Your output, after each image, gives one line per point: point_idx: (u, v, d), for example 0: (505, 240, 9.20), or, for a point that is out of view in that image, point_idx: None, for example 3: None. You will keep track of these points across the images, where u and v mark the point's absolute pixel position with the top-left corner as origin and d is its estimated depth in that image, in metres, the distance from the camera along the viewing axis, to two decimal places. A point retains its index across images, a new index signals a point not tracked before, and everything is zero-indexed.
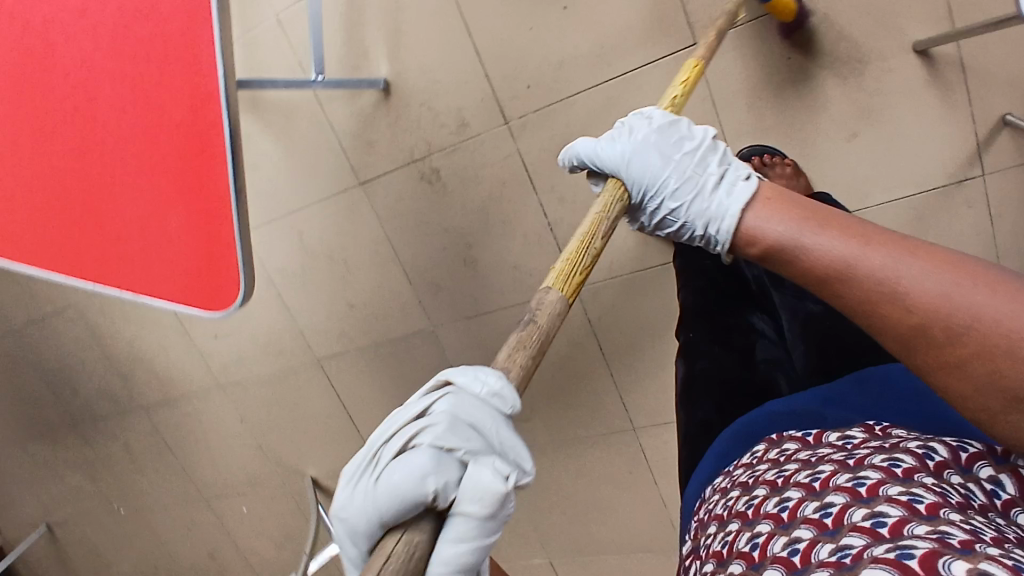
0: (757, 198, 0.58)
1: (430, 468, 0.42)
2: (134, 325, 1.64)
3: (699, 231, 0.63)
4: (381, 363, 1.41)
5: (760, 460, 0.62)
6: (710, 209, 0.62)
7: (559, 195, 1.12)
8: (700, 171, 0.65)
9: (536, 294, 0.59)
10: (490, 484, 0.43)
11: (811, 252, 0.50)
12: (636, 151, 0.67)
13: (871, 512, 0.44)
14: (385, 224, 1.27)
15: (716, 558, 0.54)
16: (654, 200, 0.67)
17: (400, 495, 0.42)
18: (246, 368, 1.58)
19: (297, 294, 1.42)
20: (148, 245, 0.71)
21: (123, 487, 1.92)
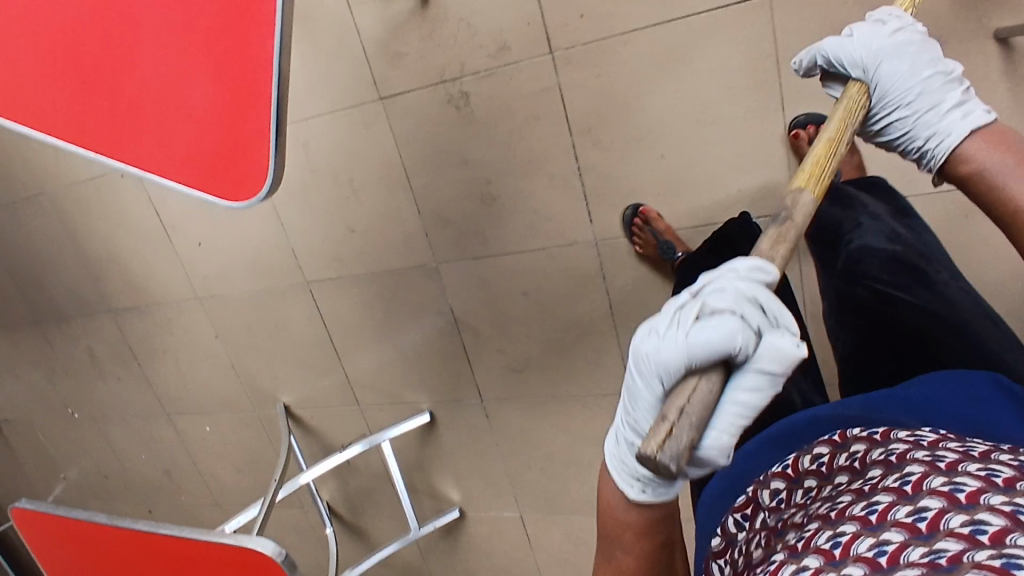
0: (984, 131, 0.68)
1: (738, 328, 0.48)
2: (111, 223, 1.52)
3: (921, 143, 0.71)
4: (377, 294, 1.35)
5: (833, 466, 0.66)
6: (941, 124, 0.70)
7: (595, 138, 1.06)
8: (941, 93, 0.71)
9: (789, 194, 0.59)
10: (790, 351, 0.49)
11: (1018, 190, 0.61)
12: (888, 54, 0.72)
13: (970, 519, 0.47)
14: (400, 147, 1.18)
15: (790, 550, 0.57)
16: (885, 105, 0.73)
17: (713, 343, 0.48)
18: (227, 284, 1.48)
19: (292, 211, 1.33)
20: (171, 124, 0.63)
21: (82, 392, 1.83)
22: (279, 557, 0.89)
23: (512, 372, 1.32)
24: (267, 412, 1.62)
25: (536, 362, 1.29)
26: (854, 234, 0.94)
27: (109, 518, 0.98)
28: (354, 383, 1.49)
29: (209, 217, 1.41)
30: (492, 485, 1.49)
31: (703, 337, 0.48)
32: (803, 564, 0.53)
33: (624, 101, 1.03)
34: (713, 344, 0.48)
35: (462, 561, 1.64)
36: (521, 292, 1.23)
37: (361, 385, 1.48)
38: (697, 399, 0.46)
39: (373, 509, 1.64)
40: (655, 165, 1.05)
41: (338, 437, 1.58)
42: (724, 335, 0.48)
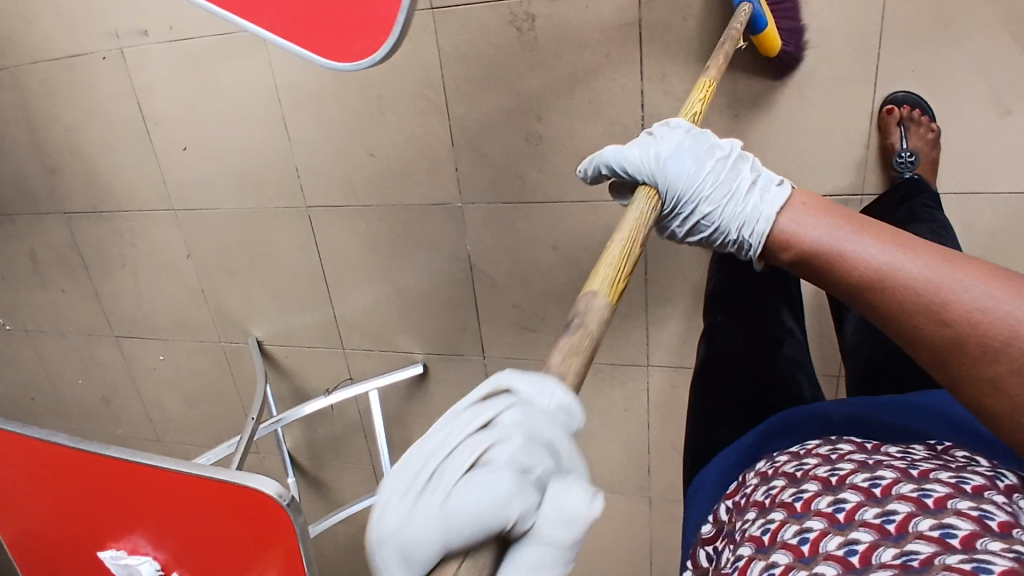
0: (795, 204, 0.62)
1: (513, 490, 0.36)
2: (79, 111, 1.32)
3: (734, 233, 0.66)
4: (386, 229, 1.23)
5: (808, 454, 0.68)
6: (746, 211, 0.65)
7: (666, 87, 0.98)
8: (733, 177, 0.68)
9: (581, 298, 0.52)
10: (580, 508, 0.38)
11: (854, 256, 0.54)
12: (667, 154, 0.68)
13: (938, 523, 0.50)
14: (444, 66, 1.06)
15: (756, 543, 0.59)
16: (687, 205, 0.68)
17: (481, 517, 0.35)
18: (209, 198, 1.32)
19: (302, 123, 1.18)
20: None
21: (21, 299, 1.63)
22: (284, 499, 0.80)
23: (522, 331, 1.24)
24: (234, 344, 1.47)
25: (551, 322, 1.22)
26: None
27: (72, 441, 0.91)
28: (341, 323, 1.37)
29: (199, 120, 1.24)
30: None
31: (468, 508, 0.35)
32: (772, 560, 0.56)
33: (706, 50, 0.94)
34: (479, 522, 0.35)
35: None
36: (550, 244, 1.15)
37: (349, 326, 1.36)
38: None
39: (337, 460, 1.53)
40: None
41: (313, 379, 1.46)
42: (497, 498, 0.36)
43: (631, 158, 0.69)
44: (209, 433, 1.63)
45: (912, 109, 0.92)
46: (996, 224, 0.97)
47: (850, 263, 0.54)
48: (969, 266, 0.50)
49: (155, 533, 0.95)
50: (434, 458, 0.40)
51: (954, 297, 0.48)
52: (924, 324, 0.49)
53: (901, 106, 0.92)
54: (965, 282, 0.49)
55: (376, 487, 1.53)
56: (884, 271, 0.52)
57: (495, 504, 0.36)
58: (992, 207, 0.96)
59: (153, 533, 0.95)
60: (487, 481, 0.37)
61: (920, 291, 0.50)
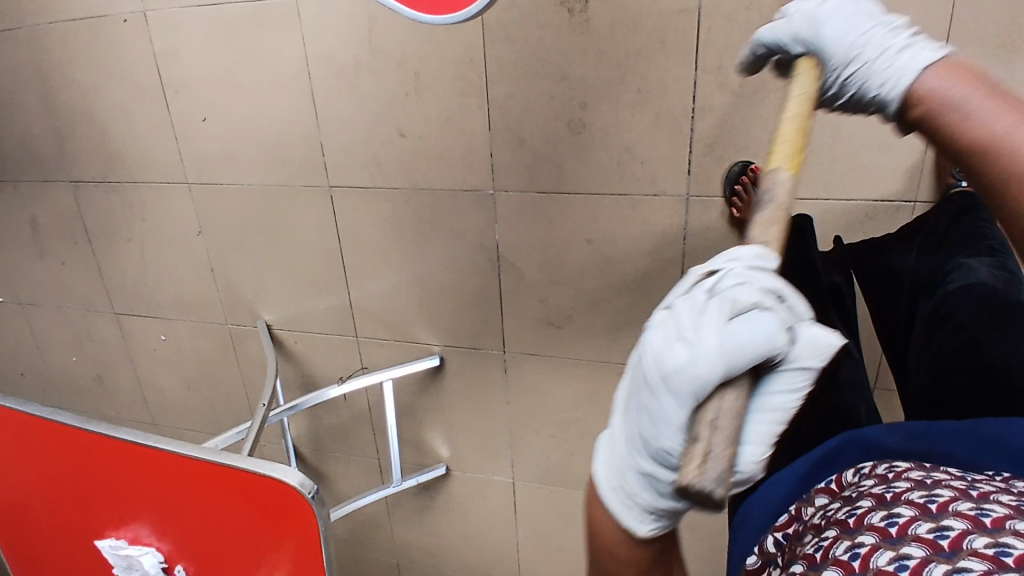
0: (939, 66, 0.57)
1: (771, 328, 0.42)
2: (95, 73, 1.26)
3: (874, 92, 0.61)
4: (413, 214, 1.18)
5: (864, 475, 0.61)
6: (896, 64, 0.59)
7: (721, 78, 0.94)
8: (890, 36, 0.62)
9: (765, 174, 0.55)
10: (829, 339, 0.44)
11: (972, 121, 0.51)
12: (824, 18, 0.65)
13: (994, 541, 0.43)
14: (488, 45, 1.02)
15: (807, 561, 0.53)
16: (838, 69, 0.64)
17: (746, 352, 0.41)
18: (227, 171, 1.26)
19: (331, 97, 1.13)
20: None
21: (18, 268, 1.56)
22: (308, 491, 0.74)
23: (547, 327, 1.20)
24: (242, 326, 1.41)
25: (579, 319, 1.17)
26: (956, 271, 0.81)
27: (76, 420, 0.84)
28: (356, 310, 1.31)
29: (222, 88, 1.19)
30: (487, 445, 1.36)
31: (744, 346, 0.41)
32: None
33: None
34: (757, 352, 0.41)
35: (431, 520, 1.51)
36: (584, 238, 1.10)
37: (365, 314, 1.31)
38: (727, 420, 0.40)
39: (341, 452, 1.48)
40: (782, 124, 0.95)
41: (322, 367, 1.40)
42: (758, 336, 0.42)
43: (788, 26, 0.67)
44: (206, 417, 1.57)
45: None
46: None
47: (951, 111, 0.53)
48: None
49: (158, 523, 0.87)
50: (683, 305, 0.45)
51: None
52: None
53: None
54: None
55: (379, 481, 1.47)
56: (1001, 135, 0.50)
57: (765, 338, 0.42)
58: None
59: (158, 523, 0.87)
60: (756, 320, 0.42)
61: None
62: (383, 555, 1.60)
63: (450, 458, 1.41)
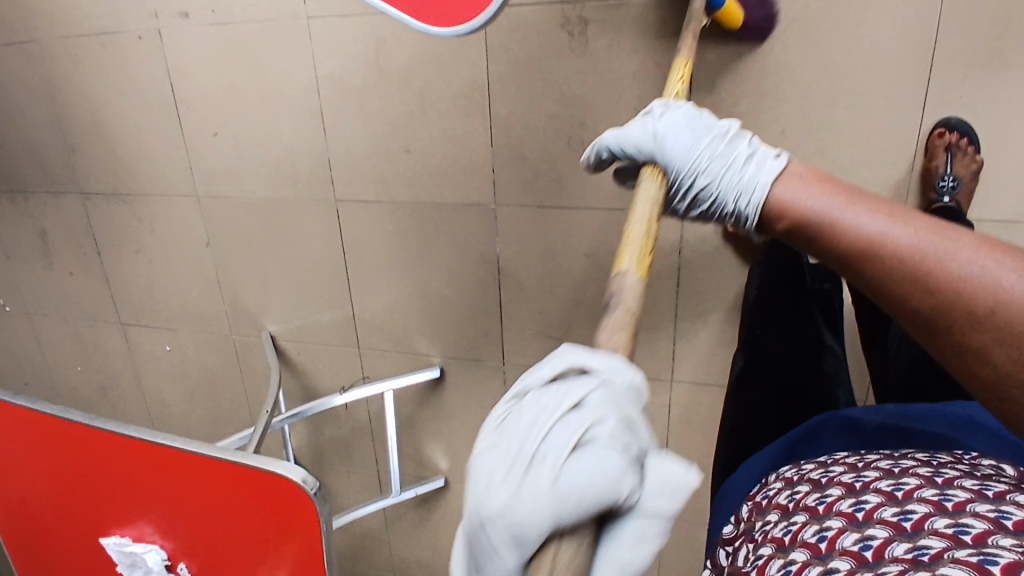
0: (789, 174, 0.61)
1: (619, 470, 0.38)
2: (110, 89, 1.30)
3: (730, 204, 0.65)
4: (415, 227, 1.22)
5: (834, 461, 0.63)
6: (740, 183, 0.64)
7: (714, 99, 0.99)
8: (729, 150, 0.67)
9: (613, 277, 0.56)
10: (684, 478, 0.40)
11: (848, 226, 0.53)
12: (665, 132, 0.69)
13: (954, 522, 0.46)
14: (490, 66, 1.06)
15: (775, 543, 0.55)
16: (686, 181, 0.69)
17: (588, 497, 0.36)
18: (235, 185, 1.30)
19: (338, 114, 1.17)
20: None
21: (27, 280, 1.60)
22: (311, 487, 0.76)
23: (546, 339, 1.22)
24: (245, 338, 1.44)
25: (577, 331, 1.20)
26: None
27: (86, 418, 0.85)
28: (359, 322, 1.34)
29: (233, 105, 1.23)
30: None
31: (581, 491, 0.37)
32: (789, 557, 0.52)
33: (757, 66, 0.95)
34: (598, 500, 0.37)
35: (429, 534, 1.51)
36: (582, 252, 1.14)
37: (368, 326, 1.33)
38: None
39: (341, 464, 1.49)
40: (773, 142, 0.99)
41: (324, 379, 1.42)
42: (601, 478, 0.37)
43: (629, 137, 0.70)
44: (208, 429, 1.59)
45: (961, 136, 0.88)
46: None
47: (813, 214, 0.55)
48: (964, 236, 0.49)
49: (165, 522, 0.89)
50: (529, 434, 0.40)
51: (953, 268, 0.48)
52: (912, 296, 0.50)
53: (952, 133, 0.89)
54: (959, 250, 0.48)
55: (378, 494, 1.48)
56: (879, 242, 0.51)
57: (608, 483, 0.37)
58: None
59: (163, 521, 0.89)
60: (599, 462, 0.38)
61: (916, 267, 0.50)
62: (382, 569, 1.61)
63: (448, 471, 1.42)
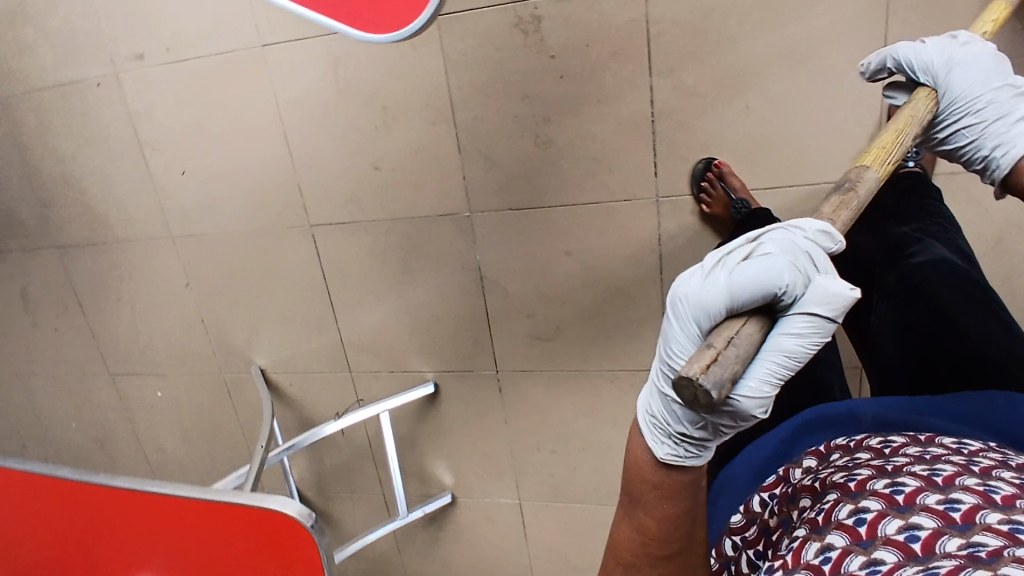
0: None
1: (787, 267, 0.45)
2: (74, 140, 1.29)
3: (986, 151, 0.70)
4: (393, 242, 1.20)
5: (858, 446, 0.55)
6: (1008, 135, 0.68)
7: (676, 81, 0.98)
8: (1014, 102, 0.69)
9: (853, 168, 0.60)
10: (843, 292, 0.46)
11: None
12: (963, 60, 0.70)
13: (1008, 518, 0.37)
14: (449, 74, 1.05)
15: (809, 524, 0.46)
16: (955, 112, 0.71)
17: (758, 281, 0.45)
18: (209, 222, 1.28)
19: (304, 139, 1.16)
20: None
21: (13, 340, 1.58)
22: (307, 520, 0.74)
23: (536, 342, 1.21)
24: (236, 375, 1.42)
25: (567, 330, 1.18)
26: (915, 250, 0.78)
27: (76, 473, 0.81)
28: (347, 345, 1.32)
29: (199, 141, 1.22)
30: (490, 467, 1.35)
31: (745, 275, 0.45)
32: (825, 542, 0.43)
33: (716, 43, 0.95)
34: (759, 283, 0.44)
35: (443, 551, 1.49)
36: (562, 250, 1.12)
37: (357, 348, 1.31)
38: (730, 342, 0.43)
39: (346, 491, 1.47)
40: (738, 117, 0.98)
41: (319, 407, 1.40)
42: (772, 269, 0.45)
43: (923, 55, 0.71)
44: (209, 470, 1.56)
45: None
46: None
47: None
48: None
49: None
50: (720, 251, 0.49)
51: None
52: None
53: None
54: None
55: (385, 517, 1.46)
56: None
57: (770, 274, 0.45)
58: None
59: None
60: (763, 258, 0.46)
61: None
62: None
63: (454, 485, 1.40)
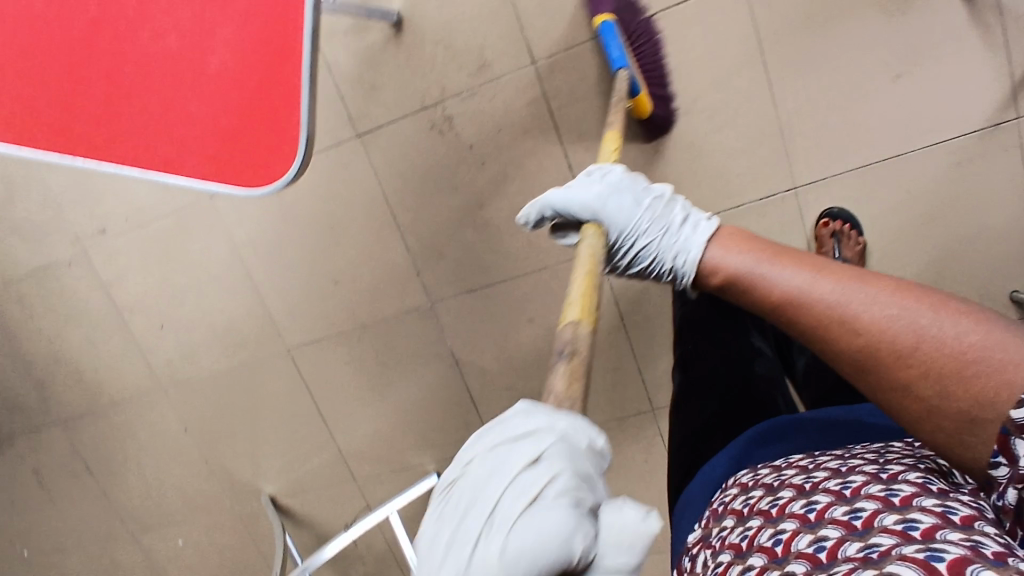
0: (721, 235, 0.66)
1: (567, 528, 0.41)
2: (57, 319, 1.36)
3: (669, 264, 0.70)
4: (367, 348, 1.24)
5: (787, 464, 0.64)
6: (676, 244, 0.70)
7: (586, 141, 1.04)
8: (666, 213, 0.72)
9: (562, 329, 0.57)
10: (637, 528, 0.42)
11: (772, 282, 0.57)
12: (607, 194, 0.73)
13: (902, 517, 0.48)
14: (382, 184, 1.13)
15: (734, 550, 0.57)
16: (627, 239, 0.73)
17: (538, 561, 0.39)
18: (193, 367, 1.33)
19: (265, 271, 1.23)
20: (127, 79, 0.53)
21: (33, 524, 1.60)
22: None
23: None
24: (249, 508, 1.43)
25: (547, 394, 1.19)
26: None
27: None
28: (347, 456, 1.33)
29: (170, 295, 1.28)
30: None
31: (528, 545, 0.40)
32: (749, 563, 0.54)
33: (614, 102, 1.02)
34: (547, 559, 0.40)
35: None
36: (526, 317, 1.15)
37: (356, 457, 1.32)
38: None
39: None
40: (654, 161, 1.06)
41: (331, 525, 1.39)
42: (549, 537, 0.40)
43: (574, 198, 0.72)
44: None
45: (844, 222, 1.01)
46: (930, 180, 1.00)
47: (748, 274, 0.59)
48: (875, 283, 0.53)
49: None
50: (489, 503, 0.43)
51: (874, 307, 0.51)
52: (841, 342, 0.52)
53: (837, 221, 1.01)
54: (876, 297, 0.52)
55: None
56: (803, 291, 0.55)
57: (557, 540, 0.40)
58: (922, 164, 1.00)
59: None
60: (543, 519, 0.41)
61: (843, 315, 0.52)
62: None
63: None
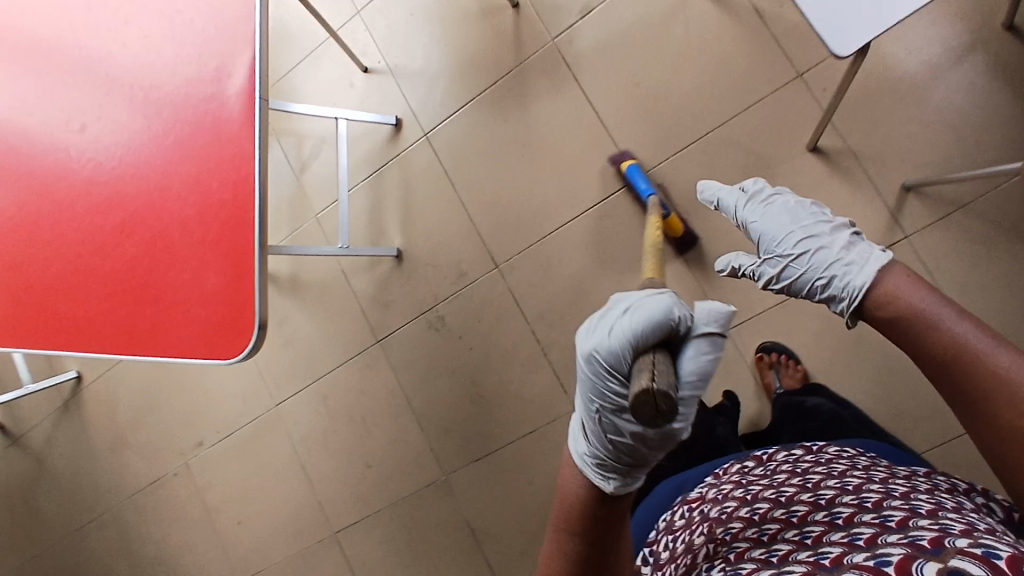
0: (891, 267, 0.75)
1: (673, 302, 0.57)
2: (161, 526, 1.61)
3: (818, 281, 0.81)
4: (398, 524, 1.38)
5: (783, 485, 0.68)
6: (831, 264, 0.80)
7: (548, 320, 1.27)
8: (826, 236, 0.83)
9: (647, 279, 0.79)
10: (718, 310, 0.58)
11: (960, 334, 0.63)
12: (771, 215, 0.88)
13: (933, 520, 0.52)
14: (399, 376, 1.39)
15: (756, 541, 0.59)
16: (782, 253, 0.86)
17: (655, 310, 0.56)
18: (262, 558, 1.51)
19: (317, 463, 1.46)
20: (165, 297, 0.86)
21: None
22: None
23: None
24: None
25: None
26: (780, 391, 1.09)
27: None
28: None
29: (246, 493, 1.53)
30: None
31: (637, 322, 0.56)
32: (775, 548, 0.57)
33: (563, 283, 1.26)
34: (655, 319, 0.55)
35: None
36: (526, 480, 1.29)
37: None
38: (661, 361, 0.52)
39: None
40: None
41: None
42: (658, 304, 0.57)
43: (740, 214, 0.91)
44: None
45: (781, 355, 1.12)
46: None
47: (933, 318, 0.66)
48: None
49: None
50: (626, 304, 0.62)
51: None
52: (1001, 411, 0.59)
53: (772, 353, 1.12)
54: None
55: None
56: (980, 356, 0.62)
57: (662, 308, 0.56)
58: None
59: None
60: (650, 301, 0.58)
61: (1005, 385, 0.60)
62: None
63: None
